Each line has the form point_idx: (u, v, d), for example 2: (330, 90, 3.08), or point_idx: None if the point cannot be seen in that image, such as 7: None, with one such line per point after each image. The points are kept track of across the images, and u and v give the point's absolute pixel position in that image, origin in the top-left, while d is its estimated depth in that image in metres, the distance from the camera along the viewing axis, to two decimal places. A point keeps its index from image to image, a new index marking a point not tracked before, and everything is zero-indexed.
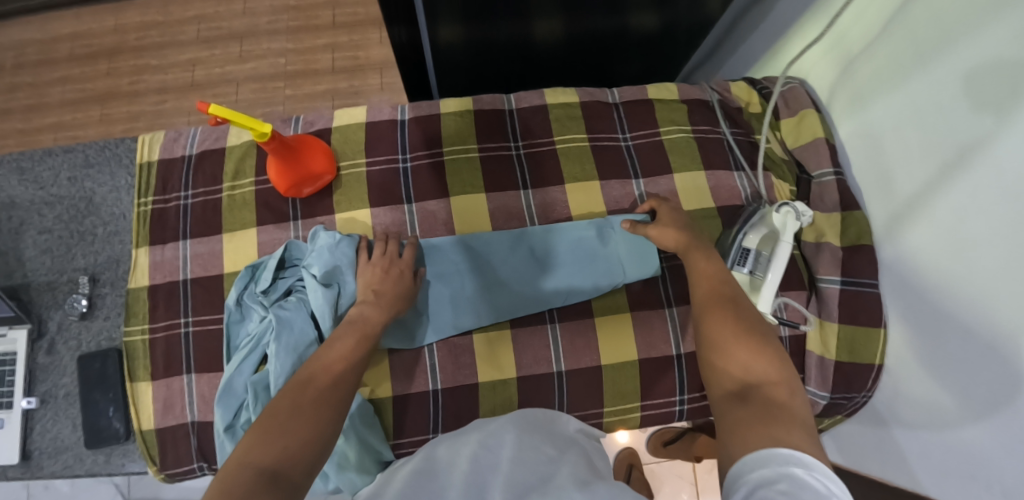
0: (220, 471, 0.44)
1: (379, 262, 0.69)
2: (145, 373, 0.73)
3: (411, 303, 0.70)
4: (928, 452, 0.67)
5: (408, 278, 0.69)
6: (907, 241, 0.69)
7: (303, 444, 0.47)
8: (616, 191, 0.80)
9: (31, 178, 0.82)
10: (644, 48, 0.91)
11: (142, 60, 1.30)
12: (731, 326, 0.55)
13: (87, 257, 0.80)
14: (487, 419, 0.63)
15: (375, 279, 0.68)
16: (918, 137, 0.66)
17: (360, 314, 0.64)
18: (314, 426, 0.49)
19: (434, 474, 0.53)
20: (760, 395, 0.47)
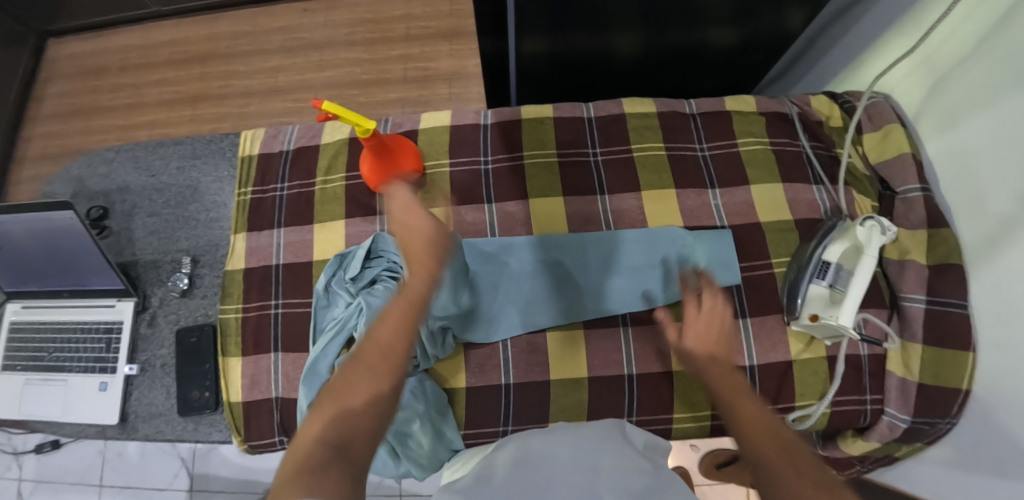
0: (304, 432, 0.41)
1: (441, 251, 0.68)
2: (236, 349, 0.78)
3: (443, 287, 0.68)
4: (1000, 493, 0.62)
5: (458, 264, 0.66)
6: (1000, 267, 0.66)
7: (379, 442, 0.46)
8: (692, 200, 0.80)
9: (144, 166, 0.92)
10: (721, 63, 0.92)
11: (231, 66, 1.40)
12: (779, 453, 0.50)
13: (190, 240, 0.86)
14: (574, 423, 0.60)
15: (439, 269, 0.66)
16: (1012, 159, 0.63)
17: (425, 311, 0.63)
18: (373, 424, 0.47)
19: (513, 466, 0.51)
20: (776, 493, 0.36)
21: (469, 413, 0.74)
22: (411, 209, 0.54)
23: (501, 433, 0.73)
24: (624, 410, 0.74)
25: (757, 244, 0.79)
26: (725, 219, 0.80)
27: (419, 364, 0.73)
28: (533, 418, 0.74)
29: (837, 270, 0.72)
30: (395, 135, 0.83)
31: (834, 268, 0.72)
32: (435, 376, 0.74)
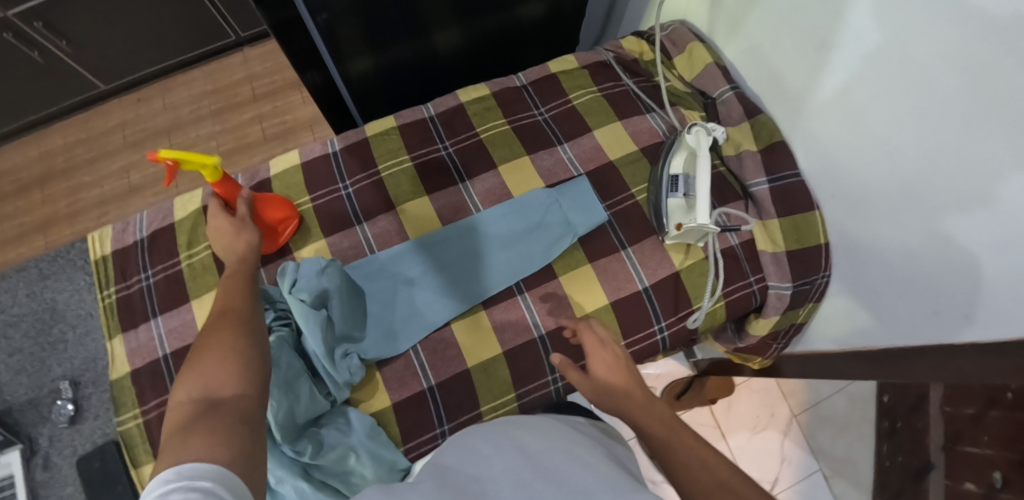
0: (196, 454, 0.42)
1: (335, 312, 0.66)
2: (147, 456, 0.73)
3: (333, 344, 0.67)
4: (895, 312, 0.73)
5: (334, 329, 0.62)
6: (811, 131, 0.77)
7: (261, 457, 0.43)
8: (546, 160, 0.85)
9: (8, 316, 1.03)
10: (540, 34, 0.98)
11: (75, 179, 1.32)
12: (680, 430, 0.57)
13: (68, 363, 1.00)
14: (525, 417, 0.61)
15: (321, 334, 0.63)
16: (791, 37, 0.75)
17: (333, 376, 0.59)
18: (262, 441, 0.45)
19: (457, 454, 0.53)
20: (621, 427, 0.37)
21: (402, 427, 0.73)
22: (237, 291, 0.62)
23: (440, 435, 0.73)
24: (547, 370, 0.76)
25: (614, 180, 0.85)
26: (580, 167, 0.85)
27: (335, 398, 0.72)
28: (467, 410, 0.74)
29: (683, 177, 0.78)
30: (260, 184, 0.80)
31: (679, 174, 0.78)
32: (355, 405, 0.73)
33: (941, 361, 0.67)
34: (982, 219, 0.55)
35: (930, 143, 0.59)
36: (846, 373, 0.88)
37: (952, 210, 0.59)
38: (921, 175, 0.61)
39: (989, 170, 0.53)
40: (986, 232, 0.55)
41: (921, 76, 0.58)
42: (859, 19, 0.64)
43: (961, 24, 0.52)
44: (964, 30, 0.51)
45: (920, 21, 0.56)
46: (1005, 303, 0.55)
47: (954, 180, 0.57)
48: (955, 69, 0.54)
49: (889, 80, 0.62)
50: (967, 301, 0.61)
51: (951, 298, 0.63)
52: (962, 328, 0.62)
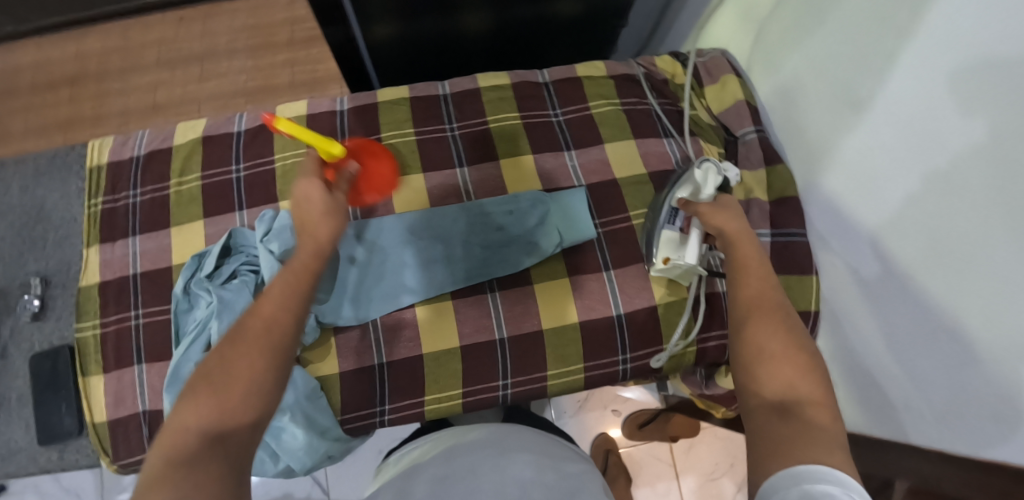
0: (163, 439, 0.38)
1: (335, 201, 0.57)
2: (98, 368, 0.74)
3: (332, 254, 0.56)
4: (877, 396, 0.68)
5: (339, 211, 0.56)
6: (825, 192, 0.73)
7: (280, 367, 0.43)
8: (549, 163, 0.83)
9: None
10: (573, 34, 0.95)
11: (107, 84, 1.34)
12: (775, 325, 0.49)
13: (44, 260, 0.87)
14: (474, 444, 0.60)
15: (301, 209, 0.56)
16: (822, 87, 0.71)
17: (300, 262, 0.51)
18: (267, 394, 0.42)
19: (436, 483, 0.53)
20: (800, 410, 0.42)
21: (344, 397, 0.72)
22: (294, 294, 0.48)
23: (378, 414, 0.72)
24: (499, 376, 0.74)
25: (614, 198, 0.82)
26: (582, 178, 0.82)
27: None
28: (411, 394, 0.73)
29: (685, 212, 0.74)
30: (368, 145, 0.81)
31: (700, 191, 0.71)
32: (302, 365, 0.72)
33: (921, 460, 0.63)
34: (978, 325, 0.51)
35: (937, 227, 0.55)
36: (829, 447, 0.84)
37: (947, 308, 0.55)
38: (920, 262, 0.58)
39: (997, 276, 0.48)
40: (979, 338, 0.51)
41: (947, 158, 0.53)
42: (896, 84, 0.60)
43: (993, 113, 0.47)
44: (997, 119, 0.47)
45: (958, 100, 0.51)
46: (994, 422, 0.51)
47: (957, 277, 0.53)
48: (978, 160, 0.49)
49: (910, 152, 0.58)
50: (948, 405, 0.57)
51: (931, 400, 0.59)
52: (939, 433, 0.59)
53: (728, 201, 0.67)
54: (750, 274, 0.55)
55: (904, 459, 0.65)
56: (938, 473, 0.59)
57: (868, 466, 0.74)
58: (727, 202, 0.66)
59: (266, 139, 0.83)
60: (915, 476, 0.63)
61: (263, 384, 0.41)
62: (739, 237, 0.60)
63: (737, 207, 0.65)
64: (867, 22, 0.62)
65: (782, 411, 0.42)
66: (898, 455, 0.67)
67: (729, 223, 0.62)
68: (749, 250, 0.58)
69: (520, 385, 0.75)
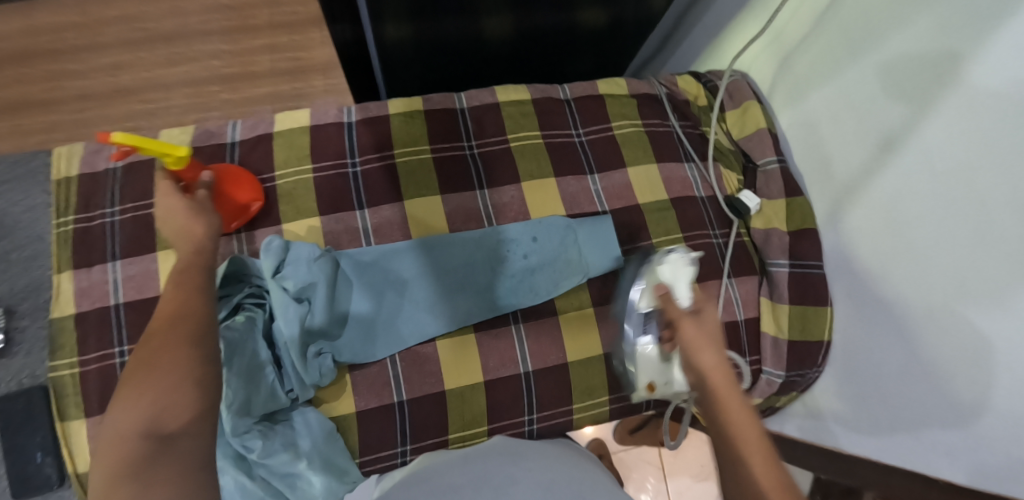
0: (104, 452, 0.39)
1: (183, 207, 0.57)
2: (79, 411, 0.67)
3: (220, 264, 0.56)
4: (878, 425, 0.71)
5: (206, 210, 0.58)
6: (845, 226, 0.75)
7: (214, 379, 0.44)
8: (572, 186, 0.80)
9: None
10: (593, 46, 0.92)
11: (59, 65, 1.18)
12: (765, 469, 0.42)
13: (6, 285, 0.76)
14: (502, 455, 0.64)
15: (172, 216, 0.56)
16: (852, 123, 0.71)
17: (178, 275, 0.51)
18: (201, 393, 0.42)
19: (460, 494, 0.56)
20: None
21: (362, 437, 0.68)
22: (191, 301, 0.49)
23: (400, 454, 0.69)
24: (525, 411, 0.72)
25: (637, 224, 0.80)
26: (605, 203, 0.80)
27: (297, 396, 0.66)
28: (434, 433, 0.70)
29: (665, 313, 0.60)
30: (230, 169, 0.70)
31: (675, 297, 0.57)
32: (315, 405, 0.67)
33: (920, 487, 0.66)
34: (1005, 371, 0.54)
35: (972, 277, 0.57)
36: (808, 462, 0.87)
37: (973, 351, 0.57)
38: (949, 308, 0.60)
39: None
40: (1005, 382, 0.54)
41: (984, 209, 0.55)
42: (934, 133, 0.60)
43: None
44: None
45: (1000, 155, 0.53)
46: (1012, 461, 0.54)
47: (984, 323, 0.56)
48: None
49: (948, 201, 0.60)
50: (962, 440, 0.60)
51: (944, 435, 0.62)
52: (947, 465, 0.63)
53: (713, 310, 0.55)
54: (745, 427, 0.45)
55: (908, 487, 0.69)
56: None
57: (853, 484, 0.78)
58: (709, 331, 0.52)
59: (265, 152, 0.75)
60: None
61: (192, 394, 0.42)
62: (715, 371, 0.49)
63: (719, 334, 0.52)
64: (903, 66, 0.63)
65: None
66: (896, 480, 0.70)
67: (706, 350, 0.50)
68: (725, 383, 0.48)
69: (546, 420, 0.73)
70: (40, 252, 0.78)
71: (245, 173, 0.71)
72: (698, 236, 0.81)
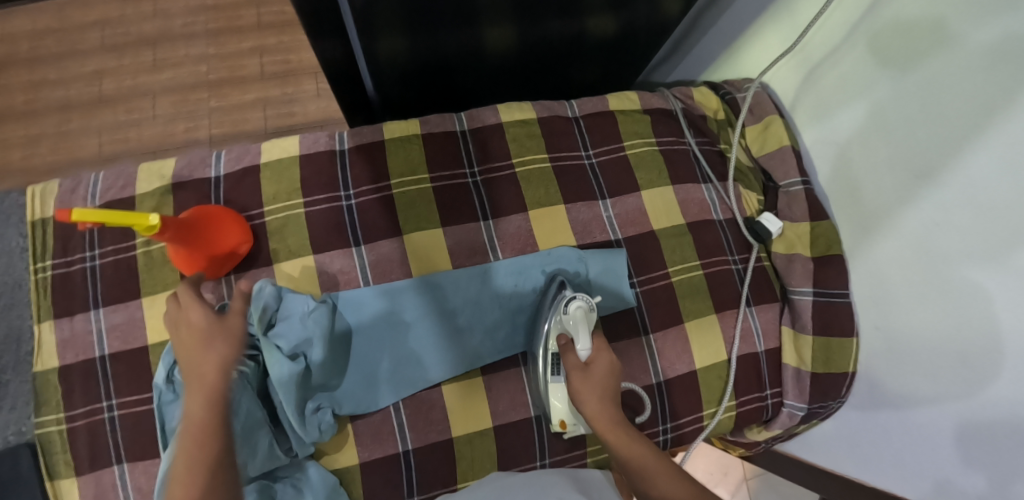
0: None
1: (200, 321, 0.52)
2: (68, 469, 0.63)
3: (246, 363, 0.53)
4: (904, 461, 0.69)
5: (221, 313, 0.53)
6: (874, 254, 0.71)
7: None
8: (583, 214, 0.75)
9: None
10: (603, 56, 0.85)
11: (38, 74, 1.12)
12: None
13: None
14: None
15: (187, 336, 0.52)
16: (887, 148, 0.66)
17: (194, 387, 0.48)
18: None
19: None
20: None
21: (367, 490, 0.65)
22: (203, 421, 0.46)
23: None
24: (537, 457, 0.68)
25: (653, 253, 0.75)
26: (618, 230, 0.75)
27: (296, 453, 0.62)
28: (442, 482, 0.66)
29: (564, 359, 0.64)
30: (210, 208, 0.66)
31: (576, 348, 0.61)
32: (315, 459, 0.64)
33: None
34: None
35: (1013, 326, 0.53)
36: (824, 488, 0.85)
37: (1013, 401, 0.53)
38: (988, 356, 0.56)
39: None
40: None
41: None
42: (979, 168, 0.55)
43: None
44: None
45: None
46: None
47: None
48: None
49: (990, 243, 0.55)
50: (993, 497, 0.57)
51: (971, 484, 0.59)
52: None
53: (606, 360, 0.60)
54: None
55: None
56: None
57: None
58: (598, 380, 0.58)
59: (253, 186, 0.70)
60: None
61: None
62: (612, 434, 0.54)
63: (608, 377, 0.59)
64: (949, 93, 0.58)
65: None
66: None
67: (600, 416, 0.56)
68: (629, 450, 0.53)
69: (559, 464, 0.70)
70: (17, 301, 0.74)
71: (232, 213, 0.66)
72: (716, 263, 0.77)
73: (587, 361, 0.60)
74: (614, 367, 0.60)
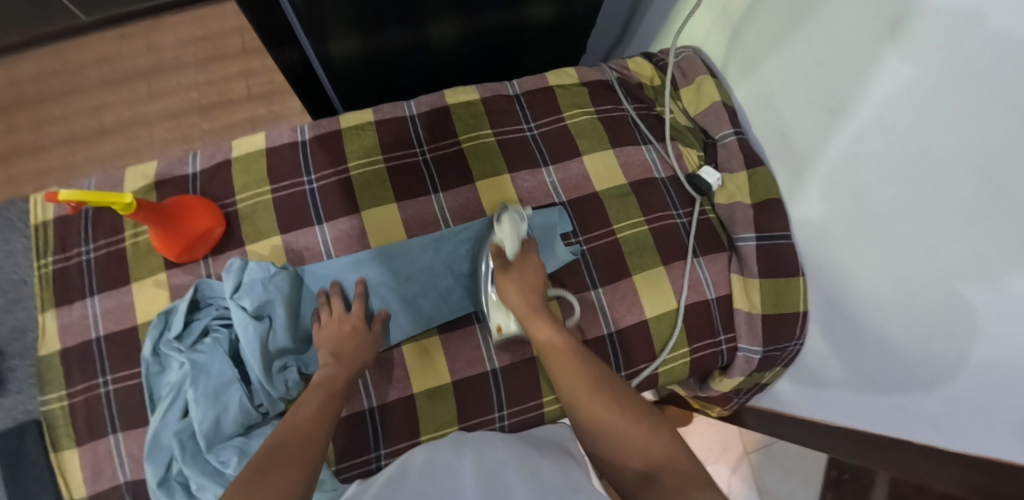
0: None
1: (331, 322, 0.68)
2: (70, 440, 0.70)
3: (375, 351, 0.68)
4: (860, 399, 0.70)
5: (360, 327, 0.68)
6: (807, 198, 0.73)
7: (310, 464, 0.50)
8: (527, 182, 0.80)
9: None
10: (545, 40, 0.92)
11: (46, 112, 1.24)
12: (595, 396, 0.54)
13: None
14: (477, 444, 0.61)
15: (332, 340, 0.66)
16: (805, 92, 0.70)
17: (323, 376, 0.61)
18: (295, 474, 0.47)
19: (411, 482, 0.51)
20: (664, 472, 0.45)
21: (338, 446, 0.70)
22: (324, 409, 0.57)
23: (375, 459, 0.70)
24: (494, 407, 0.72)
25: (596, 213, 0.80)
26: (562, 194, 0.80)
27: (268, 410, 0.68)
28: (407, 436, 0.71)
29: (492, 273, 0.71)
30: (182, 196, 0.73)
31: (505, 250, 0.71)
32: None
33: (919, 460, 0.66)
34: (977, 336, 0.52)
35: (936, 239, 0.55)
36: (819, 444, 0.85)
37: (954, 310, 0.54)
38: (916, 275, 0.58)
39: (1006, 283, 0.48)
40: (991, 354, 0.51)
41: (942, 161, 0.53)
42: (883, 94, 0.59)
43: (993, 126, 0.47)
44: (993, 133, 0.47)
45: (951, 111, 0.51)
46: (997, 431, 0.53)
47: (963, 292, 0.53)
48: (982, 173, 0.49)
49: (904, 163, 0.58)
50: (942, 411, 0.59)
51: (921, 404, 0.61)
52: (931, 433, 0.62)
53: (531, 263, 0.70)
54: (565, 366, 0.58)
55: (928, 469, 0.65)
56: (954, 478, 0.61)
57: (868, 462, 0.76)
58: (522, 276, 0.69)
59: (225, 179, 0.78)
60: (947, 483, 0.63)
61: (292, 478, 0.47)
62: (530, 317, 0.65)
63: (532, 277, 0.69)
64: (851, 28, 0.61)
65: (648, 478, 0.45)
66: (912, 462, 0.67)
67: (522, 304, 0.66)
68: (542, 328, 0.63)
69: (517, 415, 0.74)
70: (22, 297, 0.92)
71: (206, 200, 0.74)
72: (661, 218, 0.80)
73: (511, 261, 0.70)
74: (539, 270, 0.69)
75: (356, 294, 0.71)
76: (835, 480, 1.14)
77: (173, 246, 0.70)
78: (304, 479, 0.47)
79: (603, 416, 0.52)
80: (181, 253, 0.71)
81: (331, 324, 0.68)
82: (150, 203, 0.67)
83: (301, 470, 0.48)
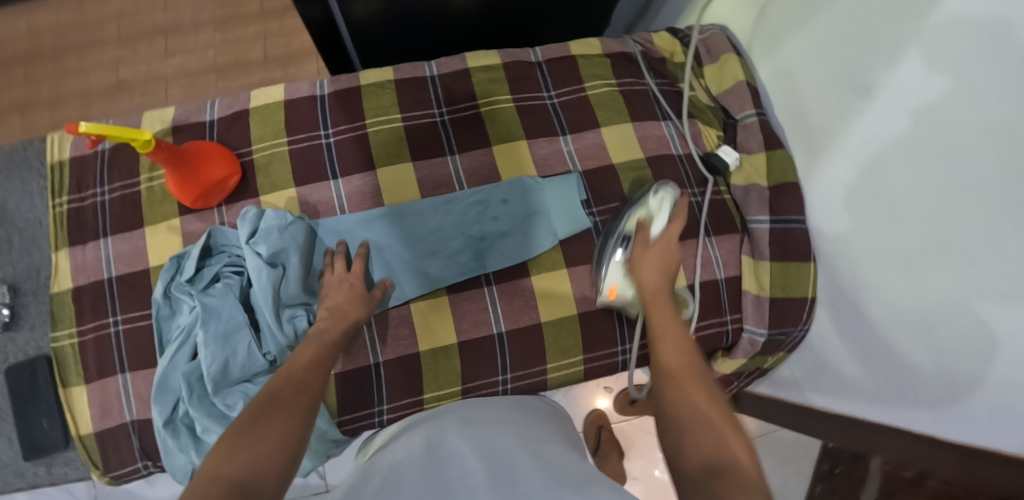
0: (193, 484, 0.42)
1: (338, 277, 0.68)
2: (79, 377, 0.71)
3: (371, 312, 0.68)
4: (863, 381, 0.70)
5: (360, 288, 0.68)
6: (826, 178, 0.72)
7: (301, 418, 0.49)
8: (543, 149, 0.80)
9: None
10: (569, 11, 0.91)
11: (62, 63, 1.24)
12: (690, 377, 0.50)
13: (10, 266, 0.94)
14: (461, 416, 0.63)
15: (333, 296, 0.67)
16: (827, 70, 0.68)
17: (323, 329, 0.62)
18: (281, 434, 0.47)
19: (403, 465, 0.52)
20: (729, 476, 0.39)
21: (340, 398, 0.71)
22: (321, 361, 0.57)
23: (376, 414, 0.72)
24: (498, 369, 0.73)
25: (610, 184, 0.79)
26: (578, 163, 0.80)
27: (275, 358, 0.68)
28: (409, 393, 0.72)
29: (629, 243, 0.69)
30: (200, 142, 0.74)
31: (648, 228, 0.67)
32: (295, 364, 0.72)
33: (910, 447, 0.64)
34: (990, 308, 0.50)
35: (948, 219, 0.54)
36: (819, 431, 0.83)
37: (964, 290, 0.53)
38: (927, 257, 0.57)
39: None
40: (999, 329, 0.49)
41: (960, 139, 0.52)
42: (905, 73, 0.57)
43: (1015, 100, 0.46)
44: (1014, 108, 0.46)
45: (969, 86, 0.50)
46: (992, 409, 0.51)
47: (971, 272, 0.52)
48: (997, 151, 0.48)
49: (920, 143, 0.57)
50: (943, 397, 0.58)
51: (922, 387, 0.60)
52: (929, 420, 0.61)
53: (668, 244, 0.64)
54: (679, 366, 0.52)
55: (926, 455, 0.61)
56: (953, 466, 0.57)
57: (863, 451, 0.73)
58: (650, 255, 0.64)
59: (242, 129, 0.78)
60: (950, 472, 0.57)
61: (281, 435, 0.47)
62: (652, 301, 0.61)
63: (664, 257, 0.64)
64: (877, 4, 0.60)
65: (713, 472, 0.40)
66: (911, 448, 0.64)
67: (649, 280, 0.63)
68: (662, 317, 0.58)
69: (520, 379, 0.75)
70: (37, 235, 0.96)
71: (224, 147, 0.74)
72: None
73: (652, 238, 0.66)
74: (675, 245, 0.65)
75: (359, 251, 0.70)
76: (827, 473, 1.10)
77: (188, 191, 0.71)
78: (303, 423, 0.50)
79: (686, 416, 0.46)
80: (196, 199, 0.72)
81: (335, 278, 0.68)
82: (167, 143, 0.67)
83: (303, 414, 0.50)
